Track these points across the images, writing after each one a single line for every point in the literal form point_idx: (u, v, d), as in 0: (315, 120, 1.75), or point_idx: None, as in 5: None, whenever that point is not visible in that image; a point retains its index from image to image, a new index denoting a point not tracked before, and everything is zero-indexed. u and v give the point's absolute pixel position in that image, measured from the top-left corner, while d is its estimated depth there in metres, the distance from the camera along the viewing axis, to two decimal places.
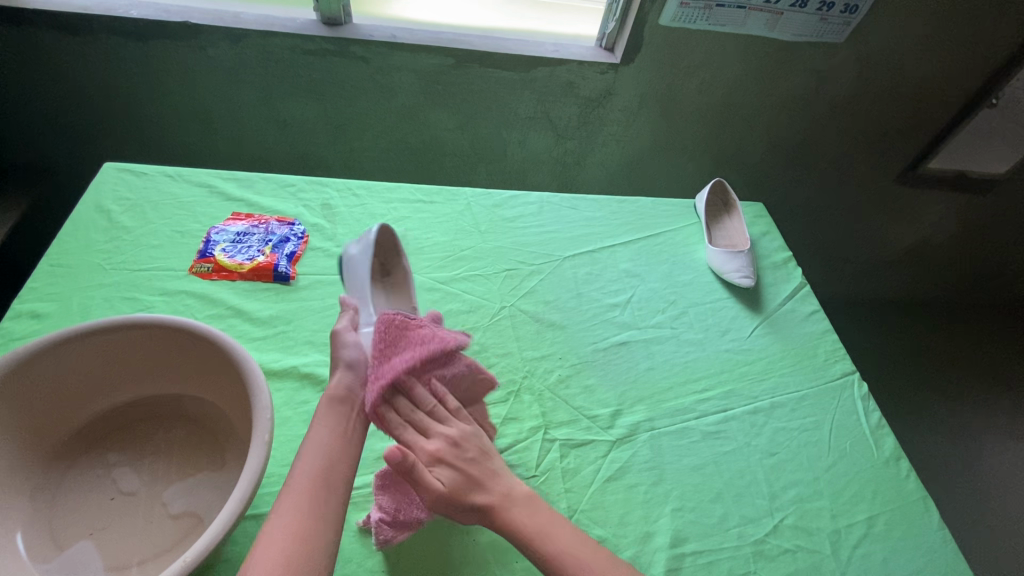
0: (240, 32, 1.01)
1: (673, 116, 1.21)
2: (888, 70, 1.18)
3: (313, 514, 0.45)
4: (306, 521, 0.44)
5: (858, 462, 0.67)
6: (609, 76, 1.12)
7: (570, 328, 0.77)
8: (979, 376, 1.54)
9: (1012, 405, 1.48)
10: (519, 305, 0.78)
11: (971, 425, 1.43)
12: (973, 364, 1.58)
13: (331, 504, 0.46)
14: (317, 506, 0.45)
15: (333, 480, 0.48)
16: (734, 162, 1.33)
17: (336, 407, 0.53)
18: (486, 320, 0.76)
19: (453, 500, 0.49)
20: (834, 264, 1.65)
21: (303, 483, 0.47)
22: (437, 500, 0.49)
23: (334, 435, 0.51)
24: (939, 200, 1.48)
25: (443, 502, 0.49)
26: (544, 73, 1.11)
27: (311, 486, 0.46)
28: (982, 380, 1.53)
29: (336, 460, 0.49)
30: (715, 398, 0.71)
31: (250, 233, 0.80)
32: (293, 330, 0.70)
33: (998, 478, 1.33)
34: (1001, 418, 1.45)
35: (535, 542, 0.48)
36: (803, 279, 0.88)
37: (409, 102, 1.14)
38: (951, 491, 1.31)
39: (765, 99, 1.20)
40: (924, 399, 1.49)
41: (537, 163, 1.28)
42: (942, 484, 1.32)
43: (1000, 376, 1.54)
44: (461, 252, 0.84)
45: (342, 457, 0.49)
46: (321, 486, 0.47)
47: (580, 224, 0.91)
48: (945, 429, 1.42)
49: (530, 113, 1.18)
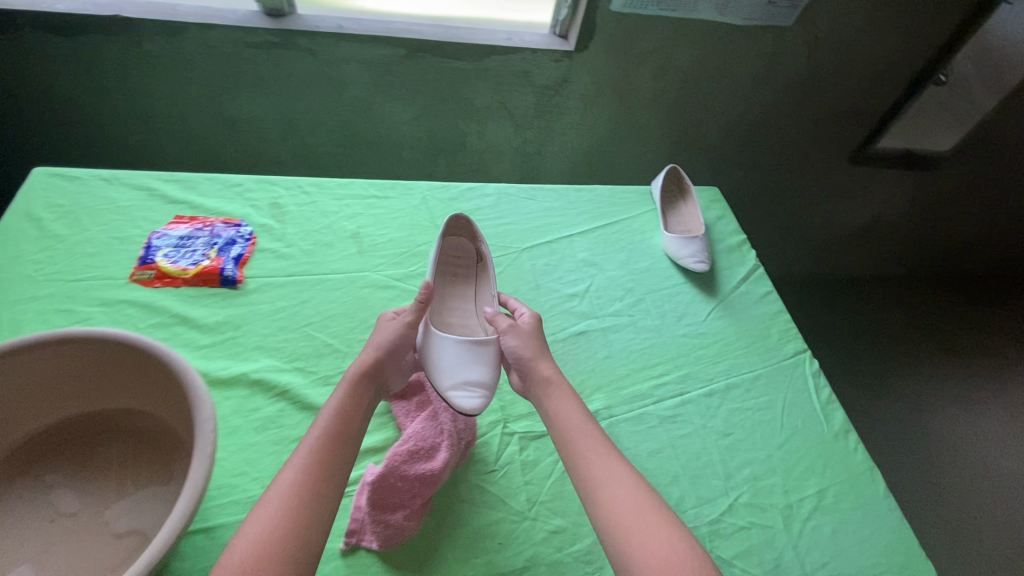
0: (175, 25, 0.96)
1: (630, 104, 1.22)
2: (836, 50, 1.20)
3: (312, 483, 0.47)
4: (299, 492, 0.47)
5: (809, 437, 0.69)
6: (563, 64, 1.11)
7: None
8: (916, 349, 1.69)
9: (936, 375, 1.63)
10: None
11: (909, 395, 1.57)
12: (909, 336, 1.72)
13: (325, 483, 0.48)
14: (311, 476, 0.48)
15: (339, 452, 0.50)
16: (692, 148, 1.35)
17: (353, 384, 0.56)
18: None
19: (536, 339, 0.64)
20: (795, 244, 1.70)
21: (303, 455, 0.49)
22: (531, 327, 0.65)
23: (347, 409, 0.54)
24: (891, 177, 1.52)
25: (517, 329, 0.63)
26: (498, 62, 1.09)
27: (311, 456, 0.49)
28: (918, 352, 1.68)
29: (337, 440, 0.51)
30: (671, 383, 0.72)
31: (194, 237, 0.77)
32: (242, 336, 0.68)
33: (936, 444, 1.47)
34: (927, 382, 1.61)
35: (554, 394, 0.60)
36: (755, 262, 0.90)
37: (361, 95, 1.11)
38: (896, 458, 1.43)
39: (719, 86, 1.22)
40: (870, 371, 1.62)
41: (498, 154, 1.28)
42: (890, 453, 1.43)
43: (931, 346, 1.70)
44: (417, 247, 0.82)
45: (346, 433, 0.52)
46: (315, 467, 0.49)
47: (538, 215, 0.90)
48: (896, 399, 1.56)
49: (486, 103, 1.16)
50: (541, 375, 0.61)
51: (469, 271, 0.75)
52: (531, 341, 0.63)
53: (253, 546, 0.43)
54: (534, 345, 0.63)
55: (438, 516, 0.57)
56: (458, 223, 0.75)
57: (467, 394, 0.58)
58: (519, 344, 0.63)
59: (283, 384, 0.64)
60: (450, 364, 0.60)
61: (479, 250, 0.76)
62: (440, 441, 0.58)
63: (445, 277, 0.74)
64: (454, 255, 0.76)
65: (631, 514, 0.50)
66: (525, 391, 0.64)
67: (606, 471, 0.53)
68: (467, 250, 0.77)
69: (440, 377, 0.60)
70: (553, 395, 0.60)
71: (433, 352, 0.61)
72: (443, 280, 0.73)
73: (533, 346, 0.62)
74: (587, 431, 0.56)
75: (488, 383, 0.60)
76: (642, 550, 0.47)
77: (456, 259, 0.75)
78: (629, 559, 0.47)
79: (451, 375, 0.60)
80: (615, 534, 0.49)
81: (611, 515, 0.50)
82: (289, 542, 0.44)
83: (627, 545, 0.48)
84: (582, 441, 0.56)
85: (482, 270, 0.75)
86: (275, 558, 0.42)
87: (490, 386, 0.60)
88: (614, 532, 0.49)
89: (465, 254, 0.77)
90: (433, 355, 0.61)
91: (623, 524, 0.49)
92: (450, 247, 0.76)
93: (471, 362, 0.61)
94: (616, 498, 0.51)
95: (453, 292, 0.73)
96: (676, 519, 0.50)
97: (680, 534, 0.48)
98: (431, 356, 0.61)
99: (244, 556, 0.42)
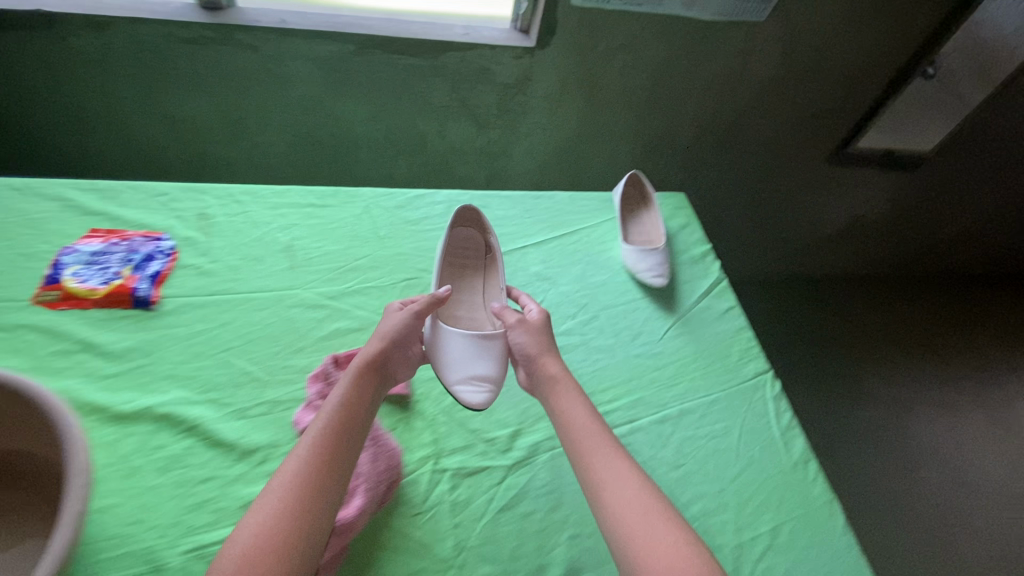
0: (101, 20, 0.89)
1: (597, 102, 1.16)
2: (814, 47, 1.14)
3: (314, 478, 0.49)
4: (302, 485, 0.49)
5: (766, 469, 0.65)
6: (524, 61, 1.05)
7: None
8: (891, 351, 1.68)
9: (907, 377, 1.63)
10: None
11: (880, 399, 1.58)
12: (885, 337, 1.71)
13: (328, 478, 0.50)
14: (315, 471, 0.50)
15: (341, 447, 0.52)
16: (665, 148, 1.29)
17: (358, 377, 0.58)
18: None
19: (543, 335, 0.66)
20: (774, 244, 1.65)
21: (306, 447, 0.51)
22: (539, 324, 0.67)
23: (351, 401, 0.56)
24: (872, 178, 1.47)
25: (525, 327, 0.66)
26: (454, 59, 1.02)
27: (315, 449, 0.51)
28: (892, 355, 1.67)
29: (340, 433, 0.53)
30: (621, 410, 0.68)
31: (109, 253, 0.71)
32: (152, 364, 0.63)
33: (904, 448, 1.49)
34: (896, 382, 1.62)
35: (560, 393, 0.61)
36: (719, 275, 0.86)
37: (310, 93, 1.04)
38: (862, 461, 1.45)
39: (691, 84, 1.16)
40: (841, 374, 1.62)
41: (461, 153, 1.22)
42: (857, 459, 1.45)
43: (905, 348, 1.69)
44: (355, 262, 0.76)
45: (348, 426, 0.54)
46: (317, 461, 0.50)
47: (491, 223, 0.85)
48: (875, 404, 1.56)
49: (445, 101, 1.10)
50: (548, 374, 0.62)
51: (477, 262, 0.78)
52: (539, 337, 0.66)
53: (255, 539, 0.45)
54: (540, 344, 0.65)
55: (355, 565, 0.52)
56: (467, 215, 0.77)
57: (473, 390, 0.62)
58: (526, 340, 0.65)
59: (193, 418, 0.59)
60: (459, 359, 0.64)
61: (487, 243, 0.79)
62: (356, 485, 0.55)
63: (454, 268, 0.77)
64: (464, 245, 0.79)
65: (637, 513, 0.51)
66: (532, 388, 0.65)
67: (611, 470, 0.54)
68: (476, 241, 0.79)
69: (449, 371, 0.64)
70: (559, 395, 0.61)
71: (444, 347, 0.65)
72: (453, 271, 0.77)
73: (539, 343, 0.64)
74: (593, 431, 0.57)
75: (493, 379, 0.64)
76: (647, 547, 0.48)
77: (465, 250, 0.79)
78: (633, 557, 0.48)
79: (460, 371, 0.63)
80: (621, 532, 0.50)
81: (618, 514, 0.51)
82: (289, 536, 0.46)
83: (631, 542, 0.49)
84: (589, 441, 0.57)
85: (490, 261, 0.78)
86: (275, 549, 0.45)
87: (497, 381, 0.64)
88: (619, 530, 0.50)
89: (474, 245, 0.80)
90: (443, 350, 0.65)
91: (628, 523, 0.50)
92: (459, 237, 0.79)
93: (479, 358, 0.64)
94: (624, 497, 0.52)
95: (463, 283, 0.76)
96: (677, 516, 0.51)
97: (679, 531, 0.49)
98: (442, 350, 0.65)
99: (245, 547, 0.44)
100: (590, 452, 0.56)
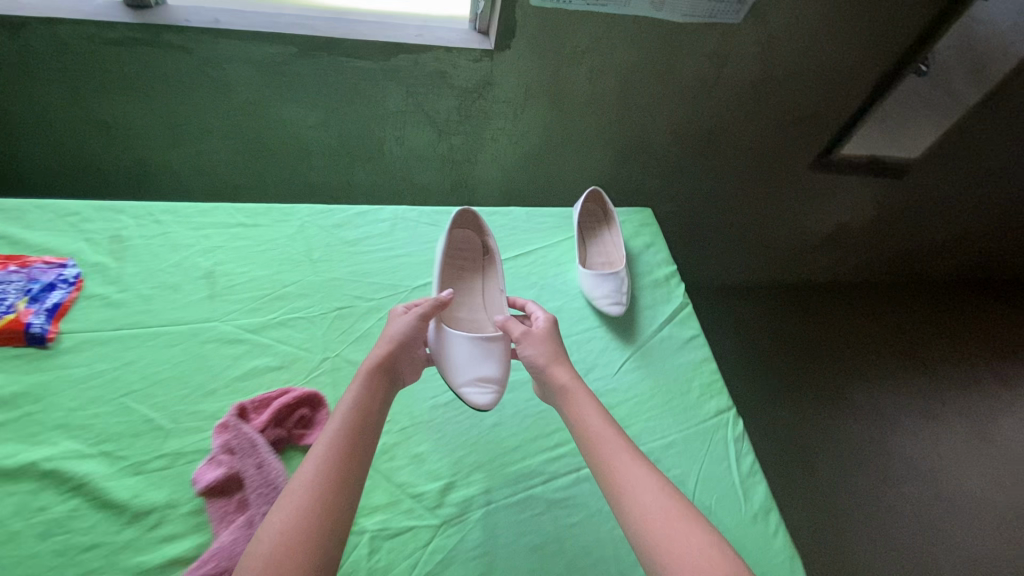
0: (15, 20, 0.82)
1: (565, 108, 1.09)
2: (793, 50, 1.07)
3: (332, 479, 0.47)
4: (325, 483, 0.46)
5: (723, 521, 0.60)
6: (484, 64, 0.98)
7: None
8: (875, 362, 1.64)
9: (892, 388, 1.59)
10: (346, 353, 0.65)
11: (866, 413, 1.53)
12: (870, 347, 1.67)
13: (348, 480, 0.48)
14: (333, 471, 0.47)
15: (358, 447, 0.50)
16: (639, 155, 1.23)
17: (370, 377, 0.56)
18: (301, 378, 0.63)
19: (551, 342, 0.63)
20: (757, 251, 1.59)
21: (322, 448, 0.49)
22: (548, 331, 0.64)
23: (365, 400, 0.53)
24: (857, 185, 1.42)
25: (530, 336, 0.63)
26: (407, 62, 0.95)
27: (332, 449, 0.49)
28: (877, 366, 1.63)
29: (358, 432, 0.51)
30: (567, 456, 0.62)
31: (4, 281, 0.64)
32: (43, 411, 0.56)
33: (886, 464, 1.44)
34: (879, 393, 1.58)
35: (571, 400, 0.58)
36: (682, 300, 0.80)
37: (254, 98, 0.97)
38: (843, 476, 1.41)
39: (665, 89, 1.09)
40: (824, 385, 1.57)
41: (422, 160, 1.15)
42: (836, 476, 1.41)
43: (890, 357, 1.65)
44: (283, 289, 0.70)
45: (365, 426, 0.52)
46: (336, 461, 0.48)
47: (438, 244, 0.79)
48: (858, 416, 1.52)
49: (400, 106, 1.03)
50: (557, 380, 0.59)
51: (474, 263, 0.77)
52: (546, 346, 0.62)
53: (272, 545, 0.42)
54: (550, 352, 0.62)
55: None
56: (465, 217, 0.76)
57: (479, 391, 0.62)
58: (534, 349, 0.62)
59: (83, 475, 0.53)
60: (463, 361, 0.63)
61: (485, 244, 0.78)
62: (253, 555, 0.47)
63: (452, 269, 0.76)
64: (462, 246, 0.78)
65: (661, 518, 0.47)
66: (545, 396, 0.62)
67: (631, 475, 0.51)
68: (474, 243, 0.79)
69: (453, 373, 0.63)
70: (572, 401, 0.58)
71: (447, 350, 0.64)
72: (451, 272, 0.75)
73: (549, 352, 0.61)
74: (607, 436, 0.54)
75: (498, 381, 0.63)
76: (675, 555, 0.45)
77: (462, 251, 0.77)
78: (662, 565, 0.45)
79: (464, 374, 0.63)
80: (645, 543, 0.46)
81: (640, 521, 0.47)
82: (315, 538, 0.43)
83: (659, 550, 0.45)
84: (604, 446, 0.53)
85: (488, 263, 0.77)
86: (302, 552, 0.42)
87: (501, 382, 0.63)
88: (645, 538, 0.47)
89: (471, 247, 0.79)
90: (446, 353, 0.64)
91: (653, 529, 0.47)
92: (456, 237, 0.78)
93: (483, 359, 0.64)
94: (645, 506, 0.48)
95: (461, 284, 0.75)
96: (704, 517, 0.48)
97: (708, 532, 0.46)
98: (445, 353, 0.64)
99: (263, 554, 0.41)
100: (606, 458, 0.53)
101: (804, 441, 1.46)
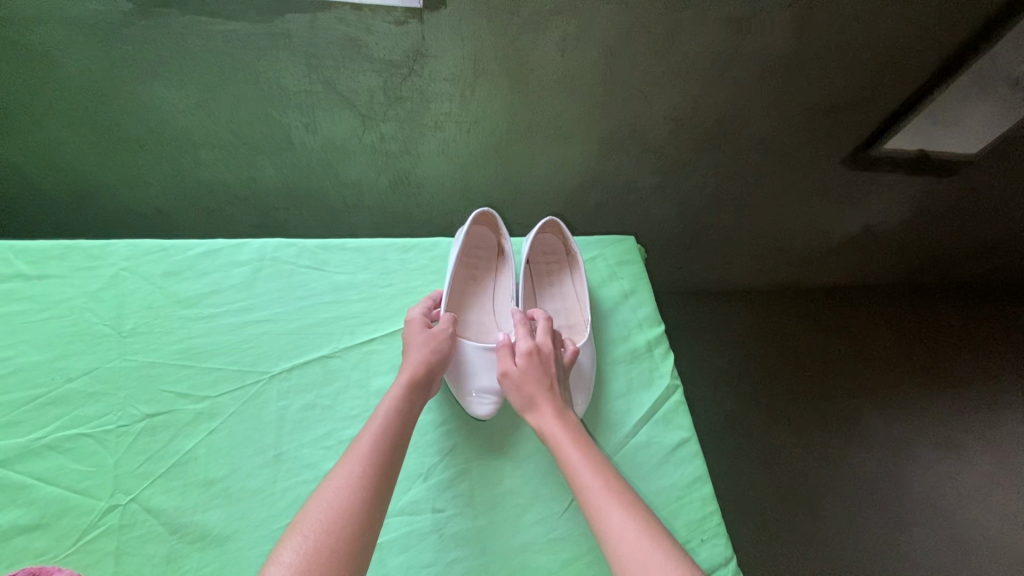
0: None
1: (530, 88, 0.83)
2: (841, 13, 0.79)
3: (361, 487, 0.45)
4: (357, 495, 0.45)
5: None
6: (412, 28, 0.71)
7: (232, 539, 0.52)
8: (899, 383, 1.42)
9: (918, 416, 1.38)
10: (139, 500, 0.53)
11: (887, 447, 1.32)
12: (891, 364, 1.45)
13: (383, 489, 0.47)
14: (366, 479, 0.46)
15: (394, 454, 0.49)
16: (631, 146, 0.97)
17: (410, 390, 0.55)
18: (68, 547, 0.50)
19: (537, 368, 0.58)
20: (765, 255, 1.36)
21: (358, 452, 0.48)
22: (525, 368, 0.57)
23: (399, 409, 0.53)
24: (895, 184, 1.16)
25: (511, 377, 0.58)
26: (300, 24, 0.69)
27: (363, 455, 0.48)
28: (901, 388, 1.41)
29: (396, 439, 0.50)
30: None
31: None
32: None
33: (905, 511, 1.24)
34: (901, 419, 1.37)
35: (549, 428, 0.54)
36: (666, 384, 0.66)
37: (93, 72, 0.72)
38: (854, 518, 1.22)
39: (667, 59, 0.81)
40: (835, 408, 1.36)
41: (347, 155, 0.89)
42: (839, 514, 1.22)
43: (913, 376, 1.44)
44: (61, 390, 0.58)
45: (400, 443, 0.50)
46: (371, 467, 0.47)
47: (304, 305, 0.67)
48: (875, 446, 1.32)
49: (303, 85, 0.76)
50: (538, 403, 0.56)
51: (489, 264, 0.75)
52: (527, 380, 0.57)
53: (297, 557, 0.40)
54: (522, 402, 0.57)
55: None
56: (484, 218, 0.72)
57: (478, 400, 0.61)
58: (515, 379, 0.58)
59: None
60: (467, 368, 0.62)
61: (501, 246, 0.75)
62: None
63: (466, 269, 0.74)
64: (478, 246, 0.75)
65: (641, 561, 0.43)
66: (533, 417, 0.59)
67: (611, 511, 0.46)
68: (491, 242, 0.76)
69: (456, 379, 0.62)
70: (553, 429, 0.54)
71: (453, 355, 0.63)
72: (466, 274, 0.73)
73: (524, 380, 0.57)
74: (592, 465, 0.50)
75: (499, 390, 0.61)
76: None
77: (478, 249, 0.75)
78: None
79: (467, 381, 0.62)
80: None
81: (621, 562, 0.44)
82: (338, 557, 0.41)
83: None
84: (586, 479, 0.49)
85: (501, 267, 0.74)
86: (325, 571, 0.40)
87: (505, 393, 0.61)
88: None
89: (489, 246, 0.76)
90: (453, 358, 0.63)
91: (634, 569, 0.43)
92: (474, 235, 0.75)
93: (491, 366, 0.62)
94: (636, 547, 0.44)
95: (473, 285, 0.73)
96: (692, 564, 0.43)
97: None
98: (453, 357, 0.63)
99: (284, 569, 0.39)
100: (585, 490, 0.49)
101: (816, 478, 1.26)
